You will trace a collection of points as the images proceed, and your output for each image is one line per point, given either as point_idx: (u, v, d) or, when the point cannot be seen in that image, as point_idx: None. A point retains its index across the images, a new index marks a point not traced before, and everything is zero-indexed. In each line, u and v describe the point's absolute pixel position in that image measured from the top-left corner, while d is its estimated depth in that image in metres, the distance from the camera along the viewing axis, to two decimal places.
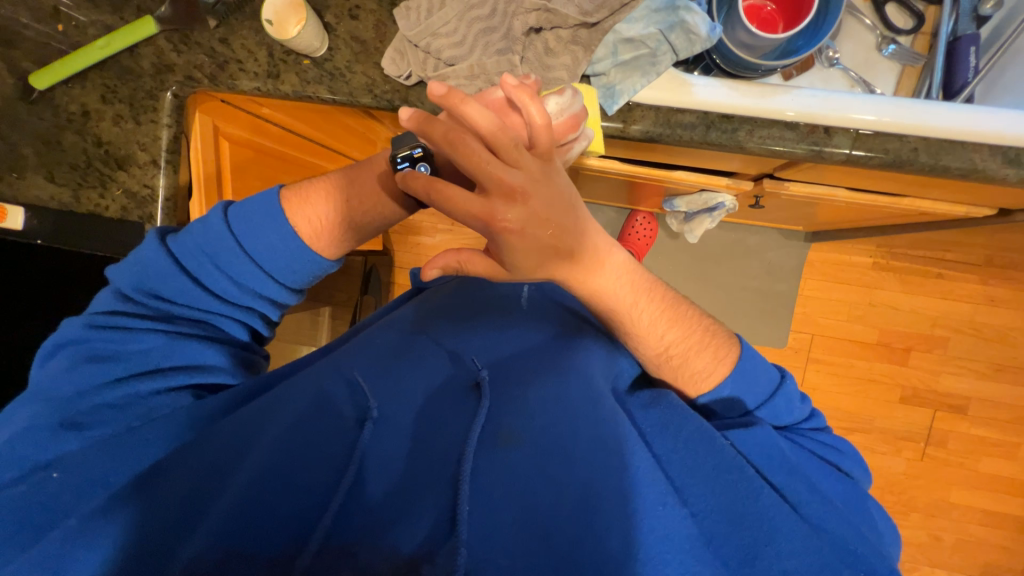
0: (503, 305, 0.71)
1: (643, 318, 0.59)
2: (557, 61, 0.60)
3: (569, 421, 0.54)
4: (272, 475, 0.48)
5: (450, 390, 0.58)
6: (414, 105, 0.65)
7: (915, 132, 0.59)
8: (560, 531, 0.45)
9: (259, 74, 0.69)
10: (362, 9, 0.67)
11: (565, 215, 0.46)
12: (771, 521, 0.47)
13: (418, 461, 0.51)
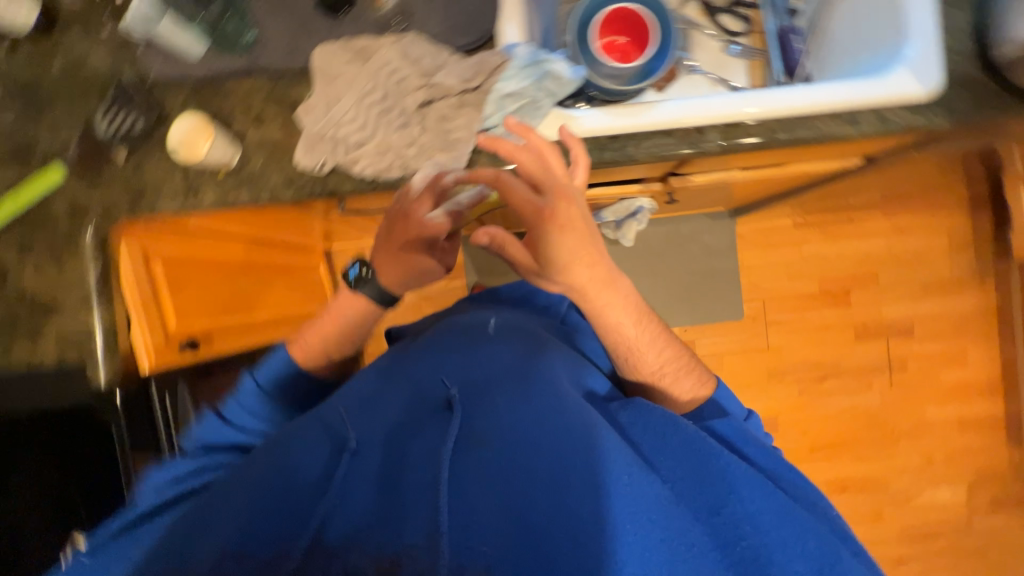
0: (472, 337, 0.74)
1: (639, 335, 0.71)
2: (453, 124, 0.66)
3: (538, 415, 0.56)
4: (257, 510, 0.51)
5: (424, 416, 0.60)
6: (337, 189, 0.70)
7: (771, 115, 0.69)
8: (535, 525, 0.47)
9: (178, 194, 0.71)
10: (266, 113, 0.71)
11: (587, 233, 0.64)
12: (738, 487, 0.52)
13: (394, 483, 0.53)
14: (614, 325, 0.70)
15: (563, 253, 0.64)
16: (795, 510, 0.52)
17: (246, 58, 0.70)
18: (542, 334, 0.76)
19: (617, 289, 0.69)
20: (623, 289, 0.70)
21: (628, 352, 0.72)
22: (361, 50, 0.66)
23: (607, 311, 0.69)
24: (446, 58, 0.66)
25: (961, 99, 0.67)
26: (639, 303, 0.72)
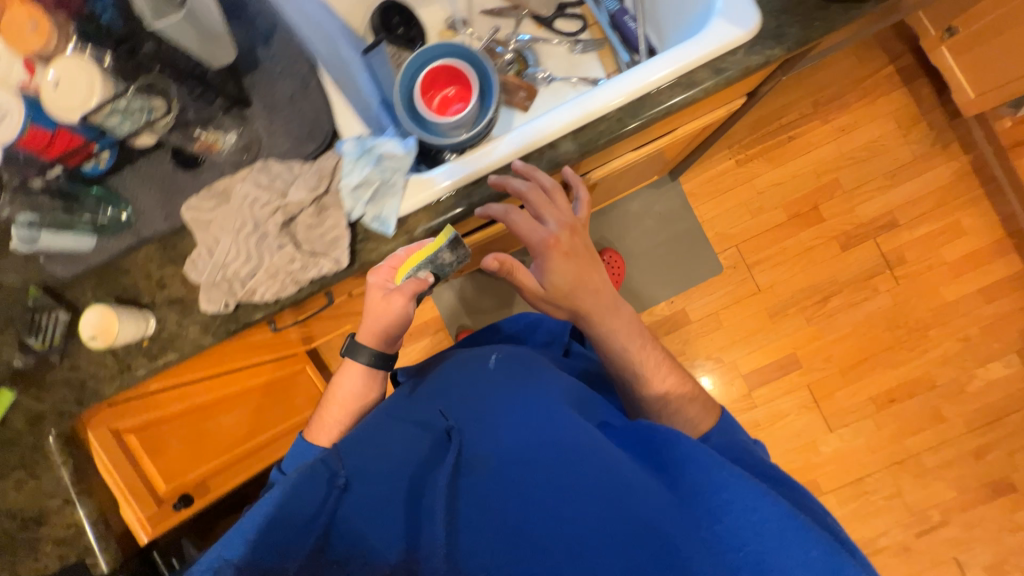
0: (472, 367, 0.73)
1: (637, 348, 0.75)
2: (324, 225, 0.69)
3: (540, 440, 0.59)
4: (273, 529, 0.55)
5: (429, 449, 0.62)
6: (248, 318, 0.73)
7: (612, 107, 0.68)
8: (540, 541, 0.53)
9: (115, 375, 0.76)
10: (166, 277, 0.75)
11: (589, 263, 0.73)
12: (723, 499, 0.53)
13: (409, 512, 0.56)
14: (609, 342, 0.75)
15: (577, 282, 0.71)
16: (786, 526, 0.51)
17: (131, 233, 0.74)
18: (545, 360, 0.77)
19: (610, 311, 0.75)
20: (614, 311, 0.75)
21: (627, 360, 0.75)
22: (221, 192, 0.70)
23: (608, 328, 0.75)
24: (297, 173, 0.70)
25: (787, 24, 0.67)
26: (637, 321, 0.78)
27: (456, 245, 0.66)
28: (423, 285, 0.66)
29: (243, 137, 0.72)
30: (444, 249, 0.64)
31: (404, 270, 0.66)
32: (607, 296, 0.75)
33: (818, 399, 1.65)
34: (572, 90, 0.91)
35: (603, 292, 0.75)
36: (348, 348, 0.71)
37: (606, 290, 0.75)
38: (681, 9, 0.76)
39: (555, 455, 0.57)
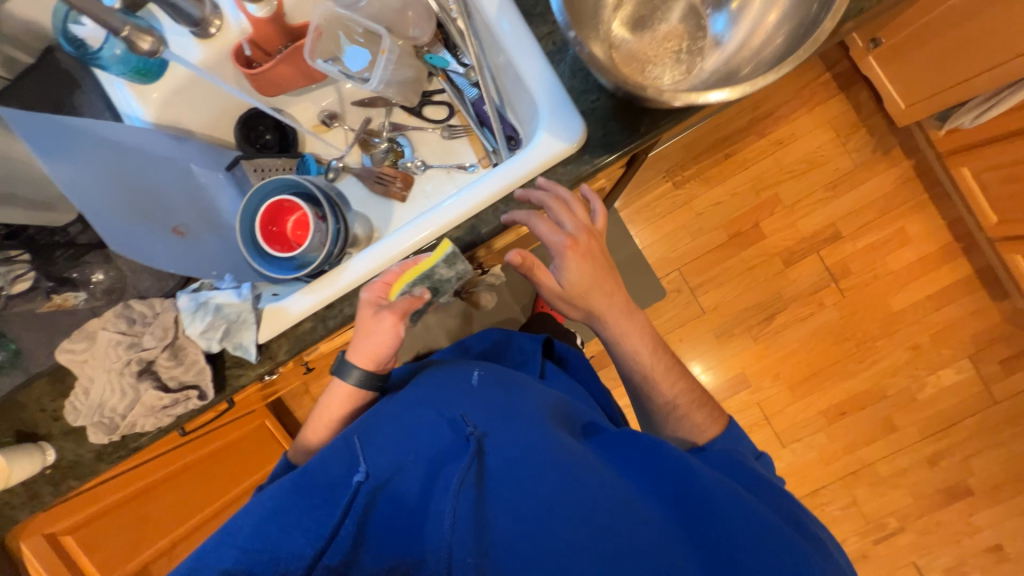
0: (453, 378, 0.68)
1: (647, 355, 0.75)
2: (184, 356, 0.71)
3: (541, 456, 0.54)
4: (274, 527, 0.51)
5: (449, 447, 0.58)
6: (137, 442, 0.78)
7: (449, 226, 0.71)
8: (563, 533, 0.49)
9: (25, 501, 0.81)
10: (58, 408, 0.80)
11: (601, 271, 0.68)
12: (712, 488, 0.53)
13: (446, 512, 0.51)
14: (635, 340, 0.74)
15: (593, 284, 0.67)
16: (750, 521, 0.51)
17: (20, 371, 0.78)
18: (518, 376, 0.71)
19: (633, 312, 0.73)
20: (637, 314, 0.74)
21: (646, 360, 0.75)
22: (88, 334, 0.73)
23: (628, 325, 0.73)
24: (152, 313, 0.72)
25: (614, 130, 0.66)
26: (648, 326, 0.75)
27: (452, 259, 0.67)
28: (417, 301, 0.67)
29: (109, 276, 0.75)
30: (441, 264, 0.66)
31: (400, 286, 0.66)
32: (627, 301, 0.72)
33: (768, 416, 1.66)
34: (448, 176, 0.90)
35: (617, 300, 0.71)
36: (337, 370, 0.69)
37: (618, 299, 0.71)
38: (525, 107, 0.75)
39: (551, 460, 0.54)
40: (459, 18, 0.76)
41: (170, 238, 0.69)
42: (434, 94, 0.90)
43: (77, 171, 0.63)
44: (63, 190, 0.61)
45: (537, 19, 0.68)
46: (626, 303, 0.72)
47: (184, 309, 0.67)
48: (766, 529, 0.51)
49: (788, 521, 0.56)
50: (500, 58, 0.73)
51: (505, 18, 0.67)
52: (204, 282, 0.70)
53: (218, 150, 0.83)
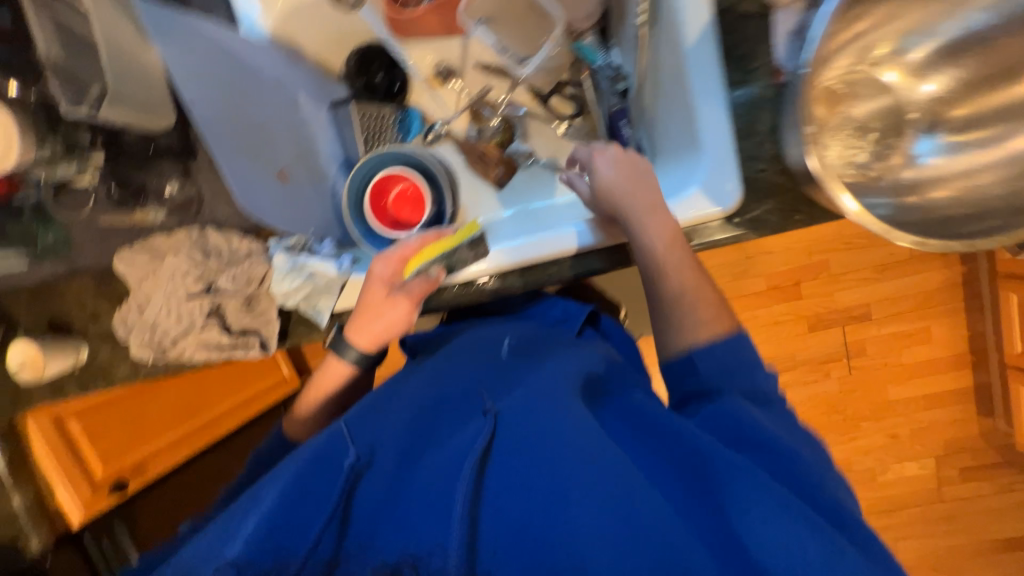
0: (473, 353, 0.62)
1: (672, 238, 0.57)
2: (254, 298, 0.66)
3: (549, 425, 0.46)
4: (293, 505, 0.43)
5: (453, 419, 0.51)
6: (178, 369, 0.73)
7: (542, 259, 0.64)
8: (581, 530, 0.41)
9: (47, 392, 0.77)
10: (99, 311, 0.74)
11: (643, 177, 0.60)
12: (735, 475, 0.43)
13: (449, 496, 0.44)
14: (662, 259, 0.57)
15: (630, 185, 0.59)
16: (795, 514, 0.41)
17: (65, 261, 0.73)
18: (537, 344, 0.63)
19: (671, 233, 0.57)
20: (670, 236, 0.57)
21: (665, 261, 0.57)
22: (154, 251, 0.67)
23: (654, 219, 0.57)
24: (234, 251, 0.66)
25: (770, 210, 0.62)
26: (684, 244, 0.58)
27: (477, 242, 0.65)
28: (433, 283, 0.62)
29: (186, 191, 0.68)
30: (465, 247, 0.63)
31: (415, 266, 0.61)
32: (667, 218, 0.58)
33: None
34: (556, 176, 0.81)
35: (651, 215, 0.57)
36: (334, 347, 0.64)
37: (656, 206, 0.58)
38: (675, 145, 0.68)
39: (556, 440, 0.45)
40: (642, 20, 0.66)
41: (274, 181, 0.62)
42: (566, 87, 0.82)
43: (204, 87, 0.58)
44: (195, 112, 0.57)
45: (732, 62, 0.61)
46: (655, 206, 0.58)
47: (279, 269, 0.63)
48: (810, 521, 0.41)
49: (834, 511, 0.45)
50: (671, 87, 0.65)
51: (700, 51, 0.59)
52: (298, 242, 0.64)
53: (325, 82, 0.74)
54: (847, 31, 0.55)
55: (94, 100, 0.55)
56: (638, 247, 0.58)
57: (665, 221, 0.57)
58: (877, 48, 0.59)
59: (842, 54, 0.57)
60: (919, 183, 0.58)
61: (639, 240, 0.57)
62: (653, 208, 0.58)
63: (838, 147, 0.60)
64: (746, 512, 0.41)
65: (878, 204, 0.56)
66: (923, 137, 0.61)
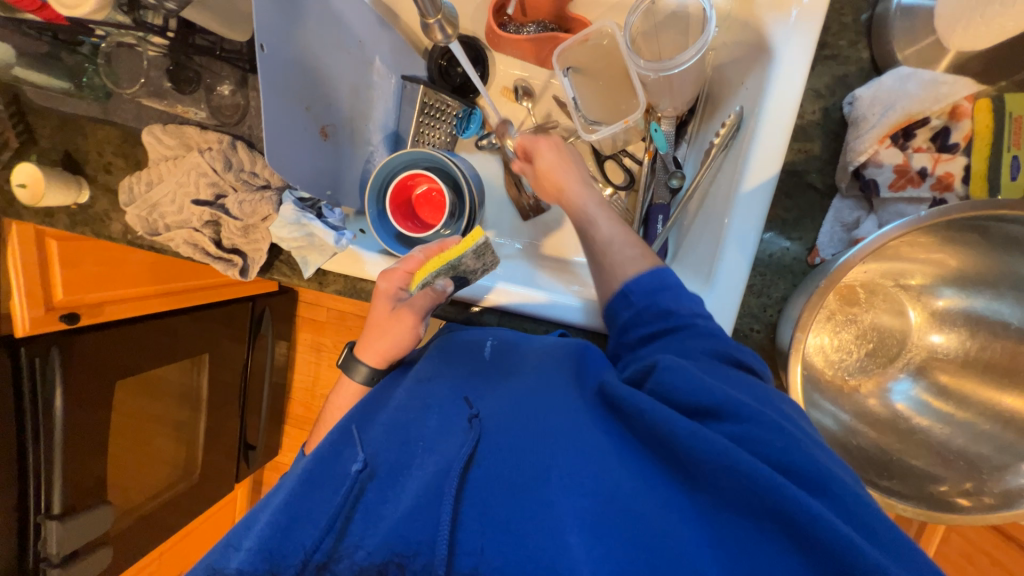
0: (471, 363, 0.63)
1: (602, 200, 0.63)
2: (251, 224, 0.67)
3: (519, 429, 0.47)
4: (286, 521, 0.48)
5: (444, 421, 0.54)
6: (162, 248, 0.75)
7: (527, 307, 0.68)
8: (565, 528, 0.38)
9: (38, 213, 0.80)
10: (114, 165, 0.76)
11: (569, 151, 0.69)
12: (717, 470, 0.38)
13: (439, 489, 0.44)
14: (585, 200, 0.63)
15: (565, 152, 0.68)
16: (800, 530, 0.34)
17: (101, 107, 0.73)
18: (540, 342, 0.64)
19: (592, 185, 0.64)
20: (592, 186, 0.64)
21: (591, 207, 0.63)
22: (184, 139, 0.68)
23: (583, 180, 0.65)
24: (254, 174, 0.68)
25: None
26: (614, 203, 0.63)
27: (482, 251, 0.63)
28: (438, 295, 0.63)
29: (235, 96, 0.68)
30: (469, 256, 0.61)
31: (421, 279, 0.62)
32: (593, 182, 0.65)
33: None
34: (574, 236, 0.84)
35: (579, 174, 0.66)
36: (345, 367, 0.70)
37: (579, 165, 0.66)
38: (694, 265, 0.68)
39: (538, 439, 0.46)
40: (716, 140, 0.65)
41: (314, 137, 0.62)
42: (625, 156, 0.80)
43: (287, 24, 0.54)
44: (261, 51, 0.51)
45: (777, 222, 0.61)
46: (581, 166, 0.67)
47: (284, 218, 0.64)
48: (821, 545, 0.33)
49: (859, 506, 0.35)
50: (717, 208, 0.65)
51: (751, 201, 0.59)
52: (314, 200, 0.67)
53: (408, 54, 0.75)
54: (889, 251, 0.54)
55: (180, 1, 0.53)
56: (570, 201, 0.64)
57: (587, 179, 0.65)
58: (911, 276, 0.58)
59: (873, 264, 0.57)
60: (880, 417, 0.57)
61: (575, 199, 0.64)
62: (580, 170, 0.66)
63: (832, 344, 0.60)
64: (747, 519, 0.36)
65: (838, 418, 0.56)
66: (904, 378, 0.59)
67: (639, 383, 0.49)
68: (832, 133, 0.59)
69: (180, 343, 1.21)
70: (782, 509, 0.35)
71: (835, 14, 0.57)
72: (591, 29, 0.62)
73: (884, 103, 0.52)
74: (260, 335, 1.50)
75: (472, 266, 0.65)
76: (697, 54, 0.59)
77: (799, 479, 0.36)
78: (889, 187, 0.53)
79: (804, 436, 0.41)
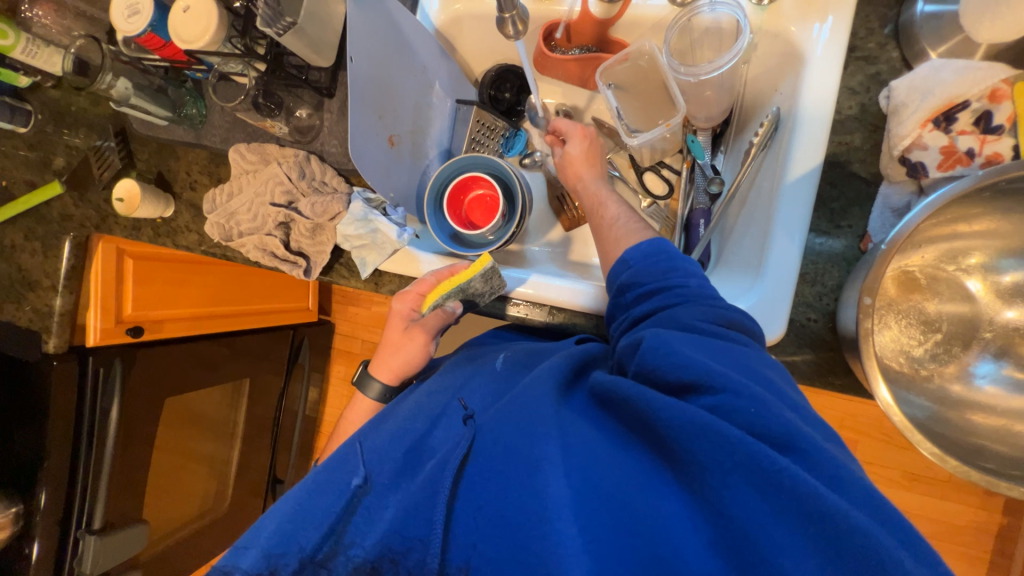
0: (475, 365, 0.64)
1: (610, 201, 0.68)
2: (321, 229, 0.74)
3: (510, 423, 0.48)
4: (296, 526, 0.49)
5: (443, 422, 0.56)
6: (234, 255, 0.82)
7: (573, 301, 0.70)
8: (553, 516, 0.40)
9: (129, 227, 0.89)
10: (198, 183, 0.85)
11: (594, 144, 0.74)
12: (690, 439, 0.39)
13: (434, 491, 0.47)
14: (598, 201, 0.68)
15: (590, 148, 0.74)
16: (771, 481, 0.36)
17: (194, 133, 0.82)
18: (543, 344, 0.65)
19: (601, 189, 0.70)
20: (600, 188, 0.70)
21: (603, 208, 0.68)
22: (265, 155, 0.76)
23: (596, 183, 0.70)
24: (323, 184, 0.75)
25: (804, 359, 0.61)
26: (619, 201, 0.68)
27: (491, 275, 0.63)
28: (448, 314, 0.69)
29: (312, 118, 0.76)
30: (477, 280, 0.61)
31: (433, 301, 0.64)
32: (602, 183, 0.71)
33: None
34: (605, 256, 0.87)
35: (591, 175, 0.71)
36: (359, 383, 0.72)
37: (591, 162, 0.72)
38: (740, 263, 0.69)
39: (526, 431, 0.47)
40: (755, 141, 0.68)
41: (383, 143, 0.70)
42: (663, 168, 0.84)
43: (361, 43, 0.63)
44: (348, 69, 0.61)
45: (825, 213, 0.62)
46: (593, 163, 0.72)
47: (352, 215, 0.70)
48: (789, 495, 0.35)
49: (831, 470, 0.37)
50: (761, 211, 0.67)
51: (796, 192, 0.61)
52: (379, 201, 0.73)
53: (462, 81, 0.83)
54: (946, 230, 0.55)
55: (283, 26, 0.62)
56: (591, 198, 0.70)
57: (597, 181, 0.71)
58: (970, 255, 0.58)
59: (928, 247, 0.57)
60: (965, 404, 0.54)
61: (588, 198, 0.70)
62: (591, 168, 0.72)
63: (900, 331, 0.58)
64: (725, 480, 0.37)
65: (920, 406, 0.53)
66: (986, 361, 0.56)
67: (626, 365, 0.49)
68: (870, 126, 0.61)
69: (223, 368, 1.23)
70: (756, 475, 0.36)
71: (861, 21, 0.62)
72: (631, 48, 0.69)
73: (920, 91, 0.55)
74: (298, 364, 1.55)
75: (484, 288, 0.65)
76: (734, 58, 0.63)
77: (773, 442, 0.38)
78: (937, 168, 0.55)
79: (781, 398, 0.42)
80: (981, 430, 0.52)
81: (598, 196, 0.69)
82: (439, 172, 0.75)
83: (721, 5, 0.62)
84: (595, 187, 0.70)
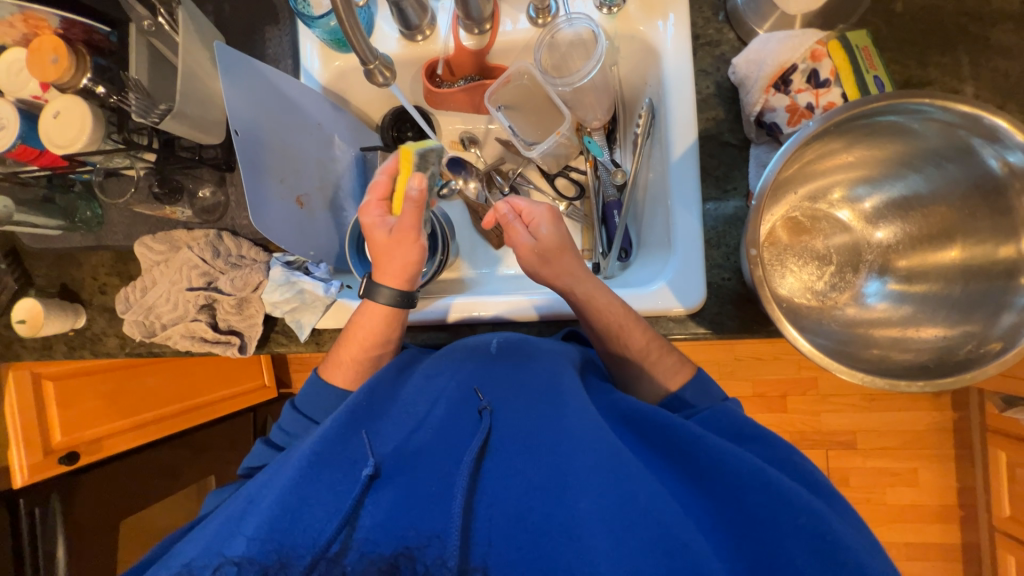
0: (467, 350, 0.60)
1: (609, 306, 0.62)
2: (248, 302, 0.72)
3: (549, 429, 0.47)
4: (296, 507, 0.43)
5: (453, 411, 0.51)
6: (161, 349, 0.78)
7: (515, 310, 0.70)
8: (590, 531, 0.40)
9: (37, 348, 0.83)
10: (108, 284, 0.81)
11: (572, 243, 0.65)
12: (745, 488, 0.42)
13: (453, 483, 0.45)
14: (599, 313, 0.62)
15: (564, 244, 0.64)
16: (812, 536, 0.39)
17: (94, 236, 0.79)
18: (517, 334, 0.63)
19: (598, 295, 0.62)
20: (599, 294, 0.62)
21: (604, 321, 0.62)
22: (173, 242, 0.74)
23: (592, 292, 0.62)
24: (240, 257, 0.74)
25: (728, 316, 0.66)
26: (619, 305, 0.62)
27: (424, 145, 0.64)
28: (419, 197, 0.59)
29: (216, 196, 0.75)
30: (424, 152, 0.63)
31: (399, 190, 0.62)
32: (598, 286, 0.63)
33: None
34: None
35: (585, 283, 0.63)
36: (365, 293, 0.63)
37: (580, 267, 0.64)
38: (656, 241, 0.74)
39: (556, 437, 0.47)
40: (639, 130, 0.75)
41: (291, 205, 0.70)
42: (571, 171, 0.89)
43: (241, 101, 0.63)
44: (235, 137, 0.61)
45: (712, 181, 0.68)
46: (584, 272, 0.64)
47: (274, 281, 0.69)
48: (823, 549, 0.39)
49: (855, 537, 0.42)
50: (660, 188, 0.73)
51: (682, 167, 0.67)
52: (299, 260, 0.73)
53: (363, 130, 0.85)
54: (808, 170, 0.62)
55: (161, 112, 0.63)
56: (588, 311, 0.63)
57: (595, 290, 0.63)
58: (834, 191, 0.65)
59: (799, 188, 0.64)
60: (866, 323, 0.60)
61: (585, 310, 0.63)
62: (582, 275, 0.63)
63: (798, 271, 0.65)
64: (772, 531, 0.40)
65: (830, 334, 0.59)
66: (873, 280, 0.63)
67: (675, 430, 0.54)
68: (728, 100, 0.69)
69: (181, 472, 1.14)
70: (780, 512, 0.41)
71: (697, 13, 0.70)
72: (511, 70, 0.74)
73: (756, 62, 0.63)
74: None
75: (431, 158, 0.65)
76: (598, 64, 0.69)
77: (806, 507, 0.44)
78: (788, 124, 0.62)
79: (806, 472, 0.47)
80: (882, 341, 0.58)
81: (602, 314, 0.62)
82: (355, 221, 0.76)
83: (577, 20, 0.69)
84: (597, 301, 0.62)
